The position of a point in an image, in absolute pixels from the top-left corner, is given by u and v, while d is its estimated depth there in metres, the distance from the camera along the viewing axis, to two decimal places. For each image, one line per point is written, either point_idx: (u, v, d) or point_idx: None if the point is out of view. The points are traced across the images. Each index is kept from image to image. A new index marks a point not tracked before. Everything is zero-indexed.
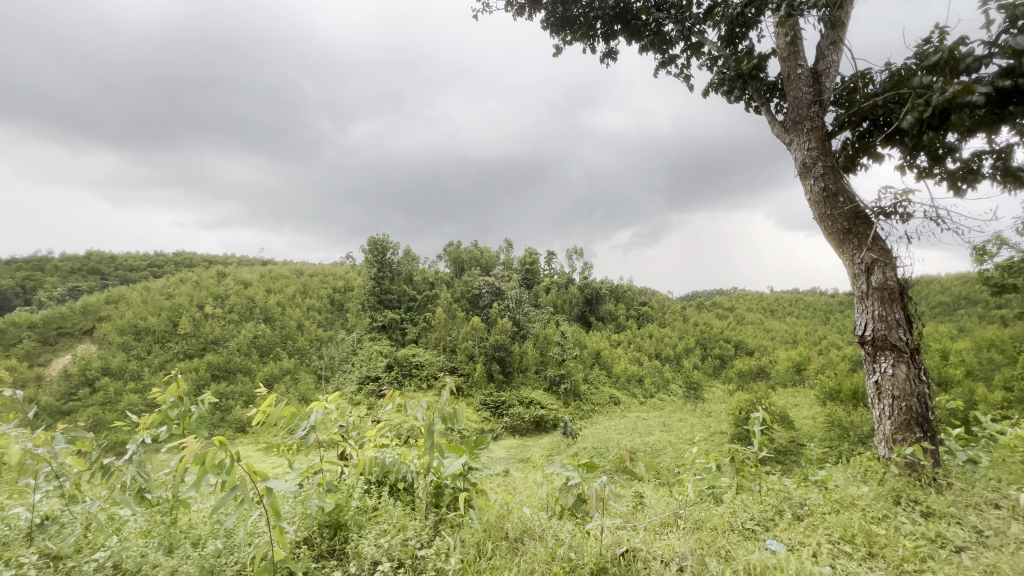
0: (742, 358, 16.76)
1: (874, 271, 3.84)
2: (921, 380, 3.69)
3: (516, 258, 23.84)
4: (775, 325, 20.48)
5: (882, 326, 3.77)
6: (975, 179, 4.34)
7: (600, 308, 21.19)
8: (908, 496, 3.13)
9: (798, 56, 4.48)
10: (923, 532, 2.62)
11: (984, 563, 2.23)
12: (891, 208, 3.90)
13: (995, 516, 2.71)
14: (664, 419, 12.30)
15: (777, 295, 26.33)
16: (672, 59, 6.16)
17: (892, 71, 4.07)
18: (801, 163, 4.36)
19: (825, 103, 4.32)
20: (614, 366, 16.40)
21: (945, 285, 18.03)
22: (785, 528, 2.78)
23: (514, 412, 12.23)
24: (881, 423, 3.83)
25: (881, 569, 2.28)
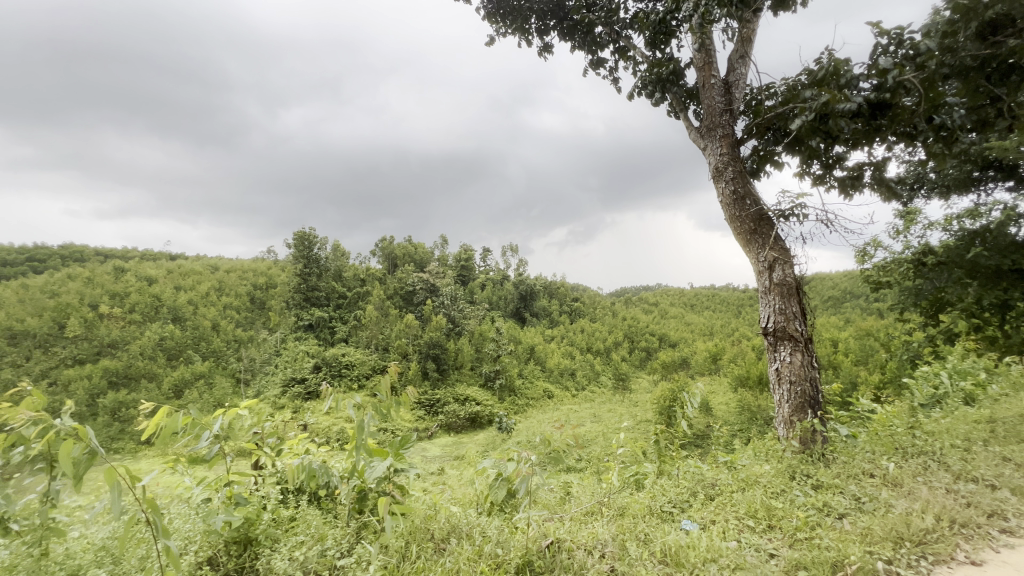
0: (666, 350, 17.82)
1: (775, 269, 4.21)
2: (813, 367, 4.11)
3: (450, 254, 23.58)
4: (694, 319, 21.99)
5: (782, 318, 4.15)
6: (858, 187, 4.88)
7: (535, 305, 21.53)
8: (802, 471, 3.46)
9: (712, 67, 4.79)
10: (813, 503, 2.92)
11: (860, 528, 2.56)
12: (789, 211, 4.29)
13: (870, 484, 3.10)
14: (594, 410, 12.80)
15: (696, 291, 28.30)
16: (601, 60, 6.36)
17: (789, 86, 4.48)
18: (714, 167, 4.68)
19: (735, 112, 4.66)
20: (548, 360, 16.75)
21: (835, 281, 20.34)
22: (699, 508, 2.97)
23: (449, 409, 12.08)
24: (781, 406, 4.21)
25: (779, 540, 2.52)
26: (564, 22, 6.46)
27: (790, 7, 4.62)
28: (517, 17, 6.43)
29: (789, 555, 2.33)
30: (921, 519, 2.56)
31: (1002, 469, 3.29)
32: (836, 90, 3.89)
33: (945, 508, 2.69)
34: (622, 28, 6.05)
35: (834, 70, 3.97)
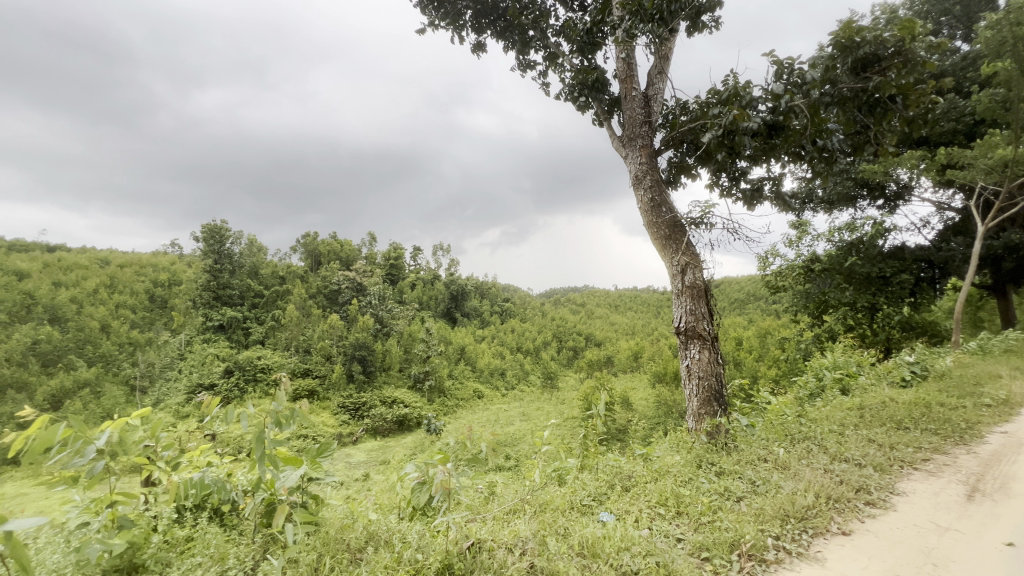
0: (592, 349, 18.56)
1: (687, 272, 4.52)
2: (718, 363, 4.47)
3: (379, 252, 22.84)
4: (618, 319, 23.10)
5: (692, 319, 4.47)
6: (759, 200, 5.39)
7: (466, 305, 21.41)
8: (707, 459, 3.75)
9: (633, 80, 5.04)
10: (715, 488, 3.17)
11: (754, 508, 2.82)
12: (699, 219, 4.63)
13: (763, 468, 3.43)
14: (523, 409, 12.99)
15: (619, 292, 29.73)
16: (532, 64, 6.46)
17: (700, 103, 4.84)
18: (634, 175, 4.93)
19: (654, 125, 4.94)
20: (478, 360, 16.72)
21: (740, 285, 22.34)
22: (615, 500, 3.12)
23: (376, 413, 11.66)
24: (690, 400, 4.53)
25: (685, 524, 2.70)
26: (497, 22, 6.48)
27: (703, 29, 4.97)
28: (451, 12, 6.35)
29: (694, 538, 2.51)
30: (804, 497, 2.89)
31: (866, 449, 3.81)
32: (738, 111, 4.26)
33: (823, 486, 3.06)
34: (553, 34, 6.20)
35: (736, 92, 4.35)
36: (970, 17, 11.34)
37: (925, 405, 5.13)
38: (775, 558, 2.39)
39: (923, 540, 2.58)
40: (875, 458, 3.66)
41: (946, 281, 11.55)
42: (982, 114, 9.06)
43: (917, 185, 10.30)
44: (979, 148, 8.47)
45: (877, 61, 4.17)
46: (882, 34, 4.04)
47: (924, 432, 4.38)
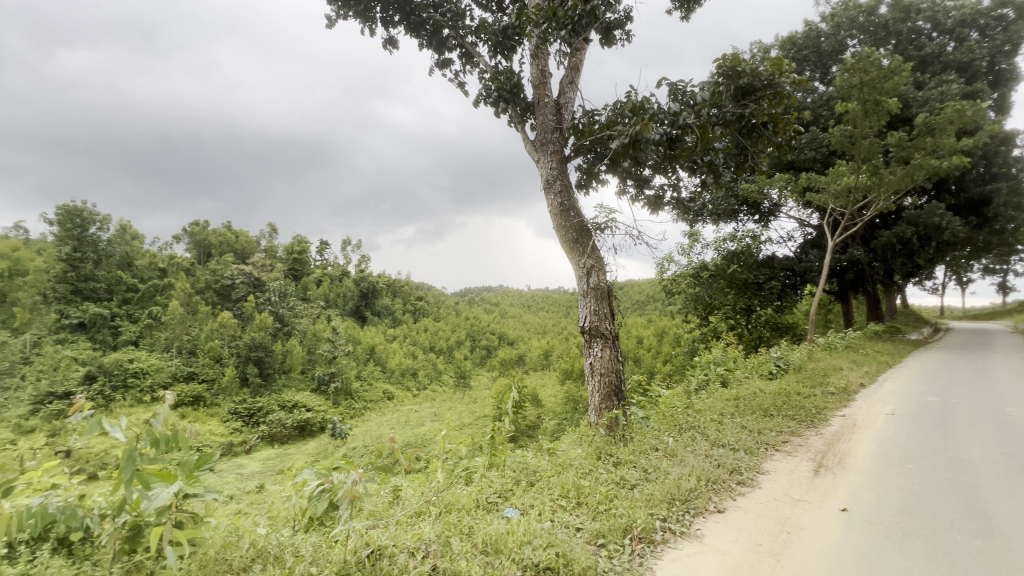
0: (504, 348, 18.86)
1: (591, 274, 4.76)
2: (618, 360, 4.76)
3: (280, 245, 21.22)
4: (530, 319, 23.73)
5: (595, 319, 4.71)
6: (656, 208, 5.83)
7: (377, 303, 20.57)
8: (606, 450, 3.96)
9: (546, 86, 5.16)
10: (613, 477, 3.38)
11: (646, 493, 3.05)
12: (604, 224, 4.89)
13: (654, 457, 3.74)
14: (435, 409, 12.81)
15: (532, 293, 30.56)
16: (448, 63, 6.39)
17: (608, 114, 5.10)
18: (545, 179, 5.08)
19: (564, 132, 5.14)
20: (388, 360, 16.15)
21: (641, 287, 24.12)
22: (520, 495, 3.19)
23: (273, 418, 10.76)
24: (593, 395, 4.77)
25: (584, 514, 2.85)
26: (410, 17, 6.31)
27: (613, 41, 5.25)
28: (361, 3, 6.05)
29: (592, 527, 2.64)
30: (688, 481, 3.19)
31: (739, 435, 4.31)
32: (641, 123, 4.56)
33: (703, 470, 3.42)
34: (469, 34, 6.19)
35: (639, 107, 4.66)
36: (826, 63, 13.32)
37: (786, 394, 5.94)
38: (662, 538, 2.61)
39: (780, 512, 2.97)
40: (745, 442, 4.16)
41: (806, 286, 13.44)
42: (834, 146, 10.69)
43: (785, 203, 11.90)
44: (831, 176, 9.99)
45: (754, 91, 4.73)
46: (758, 68, 4.59)
47: (784, 418, 5.07)
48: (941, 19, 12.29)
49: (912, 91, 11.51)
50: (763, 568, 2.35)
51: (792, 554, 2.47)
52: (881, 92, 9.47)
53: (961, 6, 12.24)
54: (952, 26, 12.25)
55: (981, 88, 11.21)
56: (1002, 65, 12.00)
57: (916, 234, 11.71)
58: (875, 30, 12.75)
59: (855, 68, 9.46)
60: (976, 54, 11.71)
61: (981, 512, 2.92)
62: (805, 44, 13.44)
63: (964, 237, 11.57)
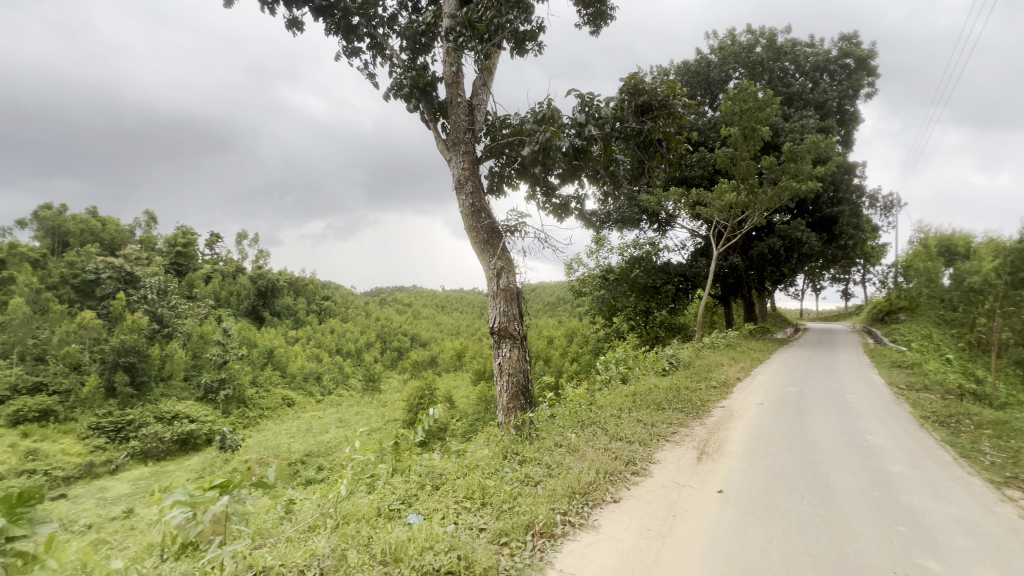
0: (417, 349, 18.46)
1: (501, 276, 4.82)
2: (526, 360, 4.86)
3: (160, 237, 18.81)
4: (444, 320, 23.52)
5: (505, 319, 4.77)
6: (564, 213, 6.05)
7: (276, 302, 18.90)
8: (512, 449, 4.03)
9: (459, 86, 5.11)
10: (517, 476, 3.45)
11: (548, 489, 3.15)
12: (514, 227, 4.98)
13: (557, 452, 3.89)
14: (341, 415, 12.12)
15: (447, 293, 30.33)
16: (357, 53, 6.09)
17: (520, 119, 5.19)
18: (456, 178, 5.04)
19: (477, 133, 5.14)
20: (289, 365, 14.94)
21: (552, 289, 25.02)
22: (425, 500, 3.12)
23: (147, 432, 9.41)
24: (501, 395, 4.82)
25: (488, 514, 2.87)
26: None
27: (524, 52, 5.37)
28: None
29: (495, 526, 2.67)
30: (588, 475, 3.37)
31: (635, 428, 4.63)
32: (551, 131, 4.70)
33: (601, 463, 3.62)
34: (381, 25, 5.96)
35: (548, 116, 4.82)
36: (714, 91, 14.86)
37: (677, 388, 6.51)
38: (562, 532, 2.71)
39: (668, 498, 3.23)
40: (640, 435, 4.47)
41: (696, 291, 14.80)
42: (719, 165, 11.95)
43: (679, 215, 13.05)
44: (716, 192, 11.14)
45: (651, 109, 5.11)
46: (655, 88, 4.96)
47: (674, 411, 5.54)
48: (802, 62, 14.28)
49: (781, 121, 13.22)
50: (651, 551, 2.53)
51: (676, 536, 2.69)
52: (756, 121, 10.76)
53: (817, 53, 14.34)
54: (811, 69, 14.30)
55: (832, 124, 13.20)
56: (847, 106, 14.24)
57: (782, 246, 13.46)
58: (752, 65, 14.48)
59: (736, 97, 10.66)
60: (828, 95, 13.77)
61: (824, 486, 3.44)
62: (697, 72, 14.87)
63: (818, 250, 13.53)
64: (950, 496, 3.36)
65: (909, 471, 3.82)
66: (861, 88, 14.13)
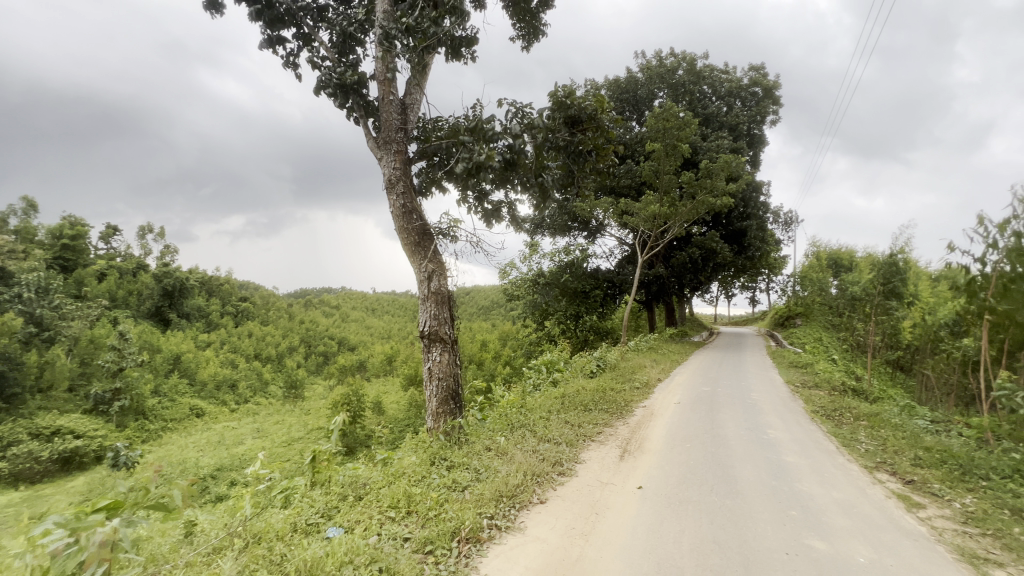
0: (344, 354, 17.72)
1: (432, 279, 4.75)
2: (456, 364, 4.82)
3: (41, 227, 16.46)
4: (374, 323, 22.89)
5: (435, 323, 4.70)
6: (497, 218, 6.08)
7: (185, 303, 17.23)
8: (440, 455, 3.97)
9: (391, 84, 4.98)
10: (445, 482, 3.41)
11: (476, 494, 3.14)
12: (446, 230, 4.94)
13: (486, 457, 3.90)
14: (258, 424, 11.29)
15: (378, 296, 29.48)
16: (282, 42, 5.74)
17: (453, 122, 5.16)
18: (387, 178, 4.89)
19: (409, 133, 5.03)
20: (198, 372, 13.63)
21: (486, 293, 25.15)
22: (346, 512, 2.98)
23: (18, 451, 8.14)
24: (430, 401, 4.73)
25: (414, 522, 2.80)
26: None
27: (458, 59, 5.36)
28: None
29: (420, 535, 2.62)
30: (516, 478, 3.41)
31: (562, 430, 4.75)
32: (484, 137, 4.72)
33: (529, 465, 3.69)
34: (310, 16, 5.68)
35: (480, 122, 4.84)
36: (641, 108, 15.74)
37: (603, 390, 6.79)
38: (488, 536, 2.72)
39: (592, 496, 3.35)
40: (567, 436, 4.61)
41: (623, 296, 15.52)
42: (644, 178, 12.65)
43: (608, 223, 13.63)
44: (642, 203, 11.77)
45: (581, 122, 5.31)
46: (585, 102, 5.16)
47: (600, 411, 5.76)
48: (718, 87, 15.52)
49: (699, 141, 14.28)
50: (573, 549, 2.61)
51: (598, 533, 2.79)
52: (677, 138, 11.52)
53: (731, 80, 15.64)
54: (725, 95, 15.58)
55: (742, 146, 14.46)
56: (755, 130, 15.67)
57: (699, 256, 14.49)
58: (675, 86, 15.50)
59: (660, 115, 11.34)
60: (740, 119, 15.07)
61: (730, 477, 3.74)
62: (626, 88, 15.66)
63: (730, 260, 14.73)
64: (832, 481, 3.80)
65: (800, 460, 4.27)
66: (767, 115, 15.62)
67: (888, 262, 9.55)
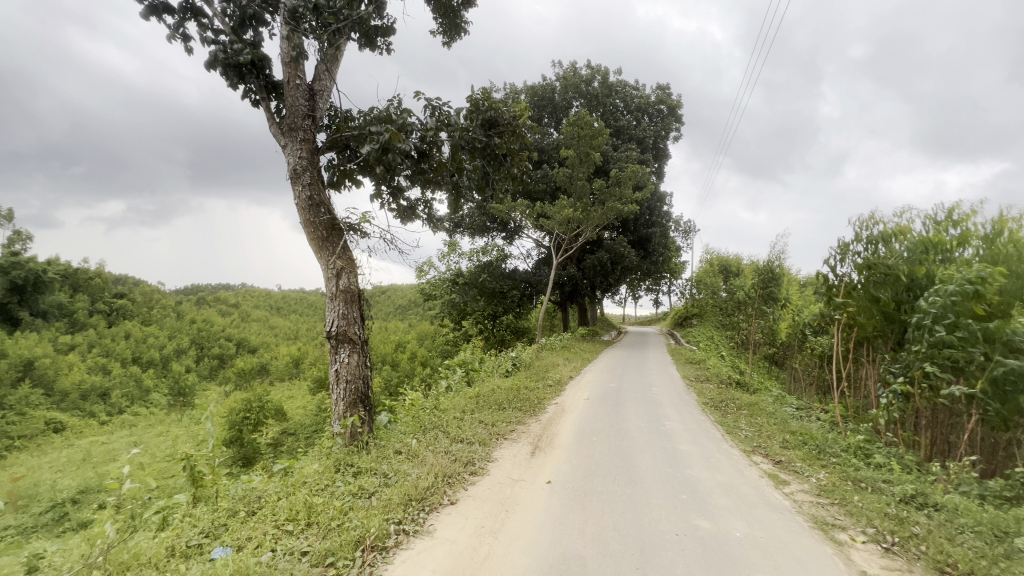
0: (243, 357, 16.26)
1: (341, 276, 4.50)
2: (366, 366, 4.61)
3: None
4: (279, 323, 21.34)
5: (344, 323, 4.46)
6: (412, 216, 5.94)
7: (42, 300, 14.70)
8: (346, 461, 3.78)
9: (298, 67, 4.63)
10: (350, 489, 3.25)
11: (383, 500, 3.04)
12: (357, 225, 4.71)
13: (396, 461, 3.80)
14: (136, 437, 9.93)
15: (284, 293, 27.56)
16: (167, 9, 5.10)
17: (366, 113, 4.93)
18: (291, 167, 4.55)
19: (317, 121, 4.72)
20: (58, 380, 11.61)
21: (403, 292, 24.58)
22: (236, 529, 2.73)
23: None
24: (337, 404, 4.48)
25: (314, 535, 2.63)
26: None
27: (375, 48, 5.15)
28: None
29: (320, 547, 2.47)
30: (426, 481, 3.37)
31: (476, 430, 4.77)
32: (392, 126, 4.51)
33: (441, 467, 3.66)
34: None
35: (395, 114, 4.69)
36: (558, 116, 16.29)
37: (517, 389, 6.92)
38: (394, 542, 2.64)
39: (503, 494, 3.40)
40: (481, 435, 4.63)
41: (539, 297, 15.95)
42: (559, 183, 13.12)
43: (525, 225, 13.93)
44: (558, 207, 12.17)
45: (498, 125, 5.36)
46: (502, 106, 5.22)
47: (514, 410, 5.86)
48: (629, 101, 16.54)
49: (611, 151, 15.14)
50: (482, 547, 2.63)
51: (507, 530, 2.84)
52: (590, 147, 12.04)
53: (640, 96, 16.75)
54: (635, 109, 16.66)
55: (649, 159, 15.56)
56: (659, 145, 16.94)
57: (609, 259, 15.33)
58: (589, 98, 16.25)
59: (575, 123, 11.80)
60: (647, 133, 16.21)
61: (630, 467, 4.01)
62: (543, 95, 16.09)
63: (636, 264, 15.80)
64: (717, 465, 4.23)
65: (691, 448, 4.70)
66: (670, 131, 16.95)
67: (767, 269, 10.87)
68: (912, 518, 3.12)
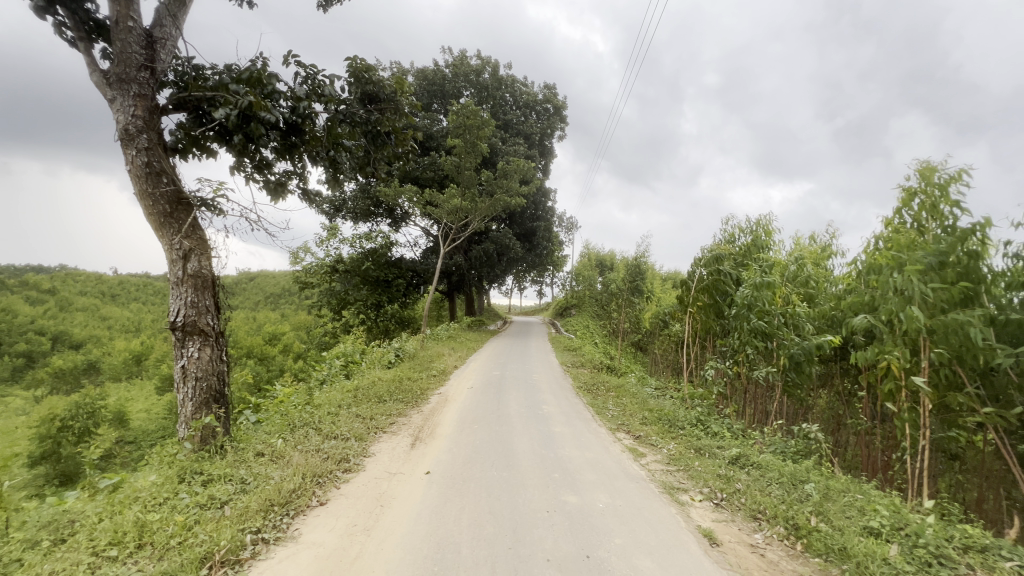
0: (62, 355, 13.47)
1: (190, 258, 3.92)
2: (221, 361, 4.09)
3: None
4: (114, 313, 18.08)
5: (193, 313, 3.88)
6: (281, 194, 5.38)
7: None
8: (193, 469, 3.31)
9: (131, 6, 3.85)
10: (197, 501, 2.86)
11: (238, 509, 2.74)
12: (210, 201, 4.12)
13: (257, 464, 3.46)
14: None
15: (122, 278, 23.40)
16: None
17: (222, 72, 4.30)
18: (122, 127, 3.81)
19: (158, 74, 4.01)
20: None
21: (276, 278, 22.49)
22: (37, 562, 2.24)
23: None
24: (183, 405, 3.90)
25: (147, 557, 2.27)
26: None
27: None
28: None
29: (154, 571, 2.14)
30: (291, 483, 3.11)
31: (351, 425, 4.54)
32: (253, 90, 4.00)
33: (309, 467, 3.41)
34: None
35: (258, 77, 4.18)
36: (447, 103, 16.06)
37: (400, 380, 6.74)
38: (250, 554, 2.39)
39: (377, 489, 3.28)
40: (357, 430, 4.43)
41: (425, 286, 15.65)
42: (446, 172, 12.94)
43: (412, 213, 13.55)
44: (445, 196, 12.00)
45: (377, 100, 5.08)
46: (383, 80, 4.95)
47: (394, 402, 5.70)
48: (517, 97, 16.93)
49: (499, 144, 15.36)
50: (353, 547, 2.50)
51: (381, 525, 2.75)
52: (477, 137, 11.99)
53: (528, 93, 17.22)
54: (523, 105, 17.10)
55: (534, 155, 16.10)
56: (545, 142, 17.66)
57: (495, 250, 15.59)
58: (479, 89, 16.28)
59: (461, 112, 11.63)
60: (533, 130, 16.74)
61: (508, 452, 4.15)
62: (433, 81, 15.71)
63: (521, 255, 16.31)
64: (586, 443, 4.58)
65: (564, 429, 5.03)
66: (555, 130, 17.75)
67: (636, 265, 12.03)
68: (735, 476, 3.72)
